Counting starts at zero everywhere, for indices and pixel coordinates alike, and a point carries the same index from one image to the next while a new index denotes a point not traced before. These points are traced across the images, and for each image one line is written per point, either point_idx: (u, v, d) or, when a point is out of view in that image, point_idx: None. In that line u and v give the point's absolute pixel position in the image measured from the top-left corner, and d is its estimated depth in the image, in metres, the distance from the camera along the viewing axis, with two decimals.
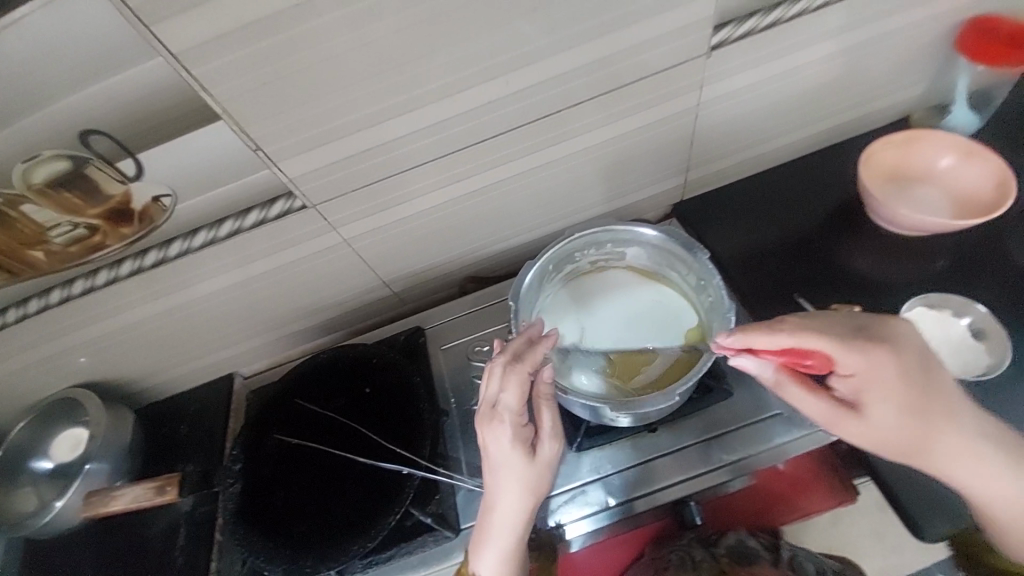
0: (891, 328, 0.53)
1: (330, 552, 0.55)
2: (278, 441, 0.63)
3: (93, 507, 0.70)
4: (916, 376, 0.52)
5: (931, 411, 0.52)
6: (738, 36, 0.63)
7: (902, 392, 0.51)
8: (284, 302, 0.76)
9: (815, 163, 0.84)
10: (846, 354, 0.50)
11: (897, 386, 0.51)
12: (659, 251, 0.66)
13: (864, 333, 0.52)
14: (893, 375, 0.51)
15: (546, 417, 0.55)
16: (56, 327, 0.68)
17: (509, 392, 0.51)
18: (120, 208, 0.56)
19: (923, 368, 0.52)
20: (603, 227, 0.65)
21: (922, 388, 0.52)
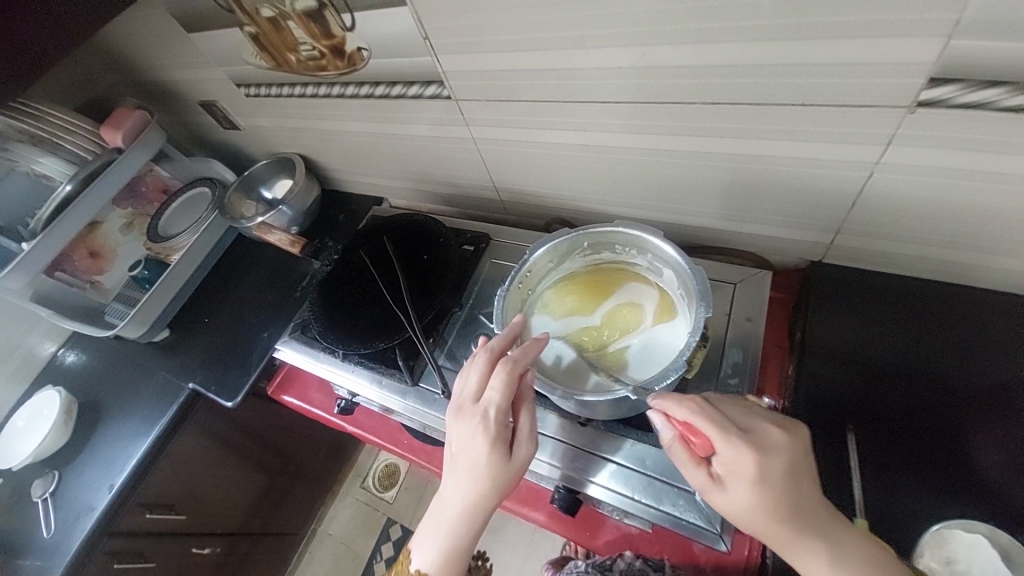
0: (778, 434, 0.49)
1: (339, 339, 0.77)
2: (360, 256, 0.85)
3: (263, 229, 1.04)
4: (793, 487, 0.48)
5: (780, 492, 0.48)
6: (963, 103, 0.47)
7: (777, 497, 0.47)
8: (423, 162, 0.96)
9: (1018, 311, 0.62)
10: (728, 449, 0.49)
11: (771, 495, 0.48)
12: (685, 282, 0.62)
13: (753, 433, 0.49)
14: (769, 474, 0.48)
15: (526, 420, 0.58)
16: (294, 111, 0.98)
17: (493, 387, 0.56)
18: (338, 47, 0.77)
19: (805, 481, 0.48)
20: (646, 232, 0.64)
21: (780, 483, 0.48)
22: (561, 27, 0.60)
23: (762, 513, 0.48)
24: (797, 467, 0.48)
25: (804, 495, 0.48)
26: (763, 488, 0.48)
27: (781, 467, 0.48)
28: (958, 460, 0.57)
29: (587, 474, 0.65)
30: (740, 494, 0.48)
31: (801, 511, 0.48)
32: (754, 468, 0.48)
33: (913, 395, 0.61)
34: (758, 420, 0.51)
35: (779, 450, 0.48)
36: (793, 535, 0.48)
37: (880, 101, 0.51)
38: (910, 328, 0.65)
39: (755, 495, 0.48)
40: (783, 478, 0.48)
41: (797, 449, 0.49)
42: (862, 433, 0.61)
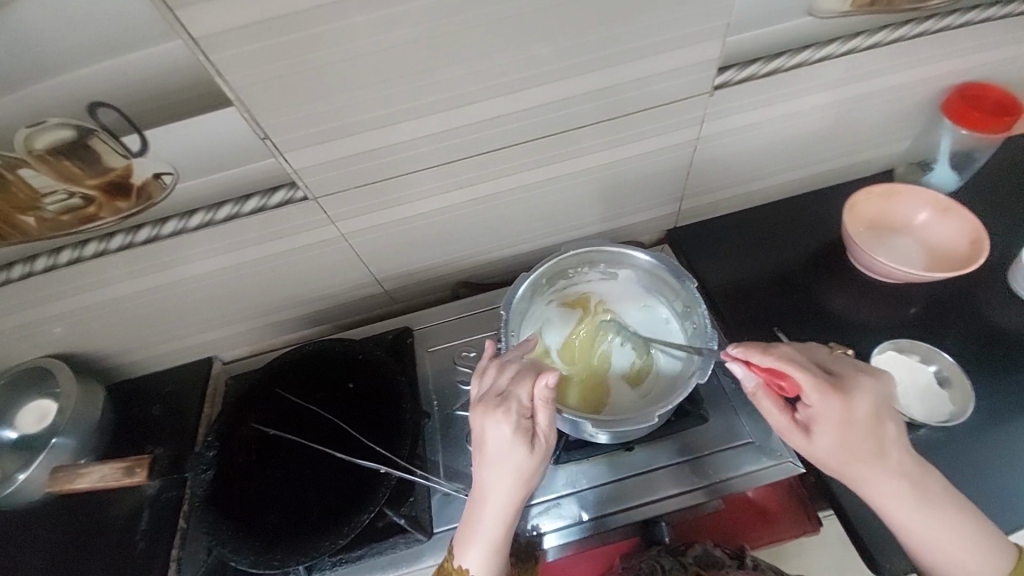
0: (864, 381, 0.53)
1: (303, 546, 0.54)
2: (255, 430, 0.63)
3: (59, 482, 0.69)
4: (880, 428, 0.52)
5: (868, 437, 0.51)
6: (740, 79, 0.67)
7: (860, 441, 0.51)
8: (275, 289, 0.77)
9: (803, 204, 0.88)
10: (818, 398, 0.52)
11: (855, 438, 0.51)
12: (652, 277, 0.67)
13: (838, 378, 0.53)
14: (854, 417, 0.51)
15: (552, 410, 0.53)
16: (41, 293, 0.67)
17: (519, 383, 0.52)
18: (120, 183, 0.56)
19: (890, 423, 0.52)
20: (595, 246, 0.67)
21: (871, 431, 0.52)
22: (432, 92, 0.58)
23: (847, 455, 0.52)
24: (882, 410, 0.53)
25: (890, 436, 0.52)
26: (850, 432, 0.51)
27: (866, 411, 0.52)
28: (842, 314, 0.77)
29: (667, 487, 0.62)
30: (827, 441, 0.52)
31: (884, 446, 0.52)
32: (840, 410, 0.51)
33: (793, 285, 0.80)
34: (847, 368, 0.55)
35: (864, 398, 0.52)
36: (879, 484, 0.52)
37: (692, 90, 0.66)
38: (761, 242, 0.85)
39: (842, 436, 0.51)
40: (869, 421, 0.52)
41: (881, 397, 0.53)
42: (786, 328, 0.77)
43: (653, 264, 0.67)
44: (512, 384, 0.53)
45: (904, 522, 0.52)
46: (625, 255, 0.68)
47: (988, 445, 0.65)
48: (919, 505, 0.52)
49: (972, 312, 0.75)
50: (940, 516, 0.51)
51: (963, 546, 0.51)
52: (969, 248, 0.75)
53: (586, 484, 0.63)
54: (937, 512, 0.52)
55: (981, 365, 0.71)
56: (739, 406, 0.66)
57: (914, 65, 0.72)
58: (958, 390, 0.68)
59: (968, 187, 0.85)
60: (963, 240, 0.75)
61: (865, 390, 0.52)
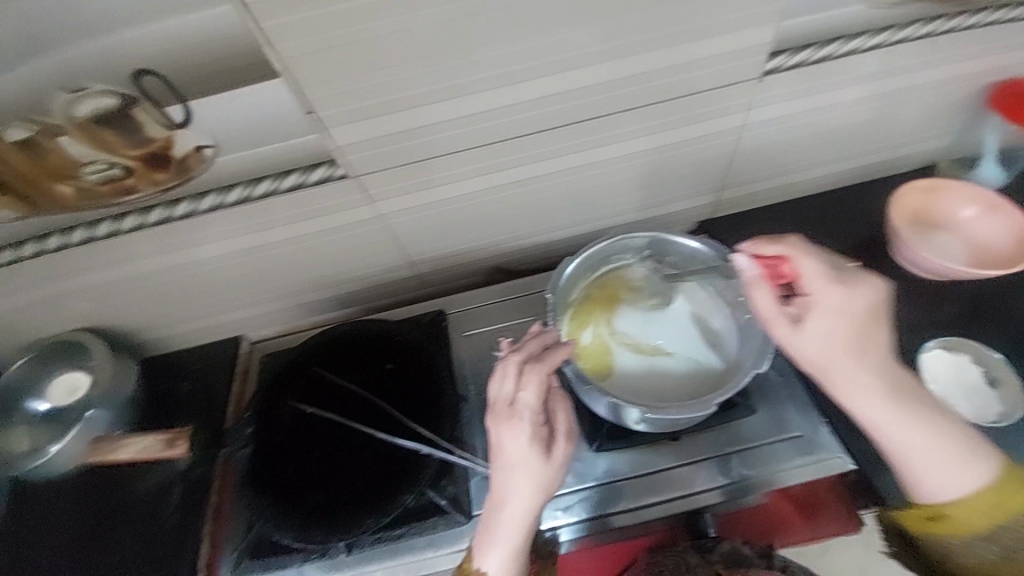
0: (871, 278, 0.54)
1: (345, 524, 0.55)
2: (293, 408, 0.63)
3: (100, 453, 0.72)
4: (874, 329, 0.53)
5: (868, 331, 0.53)
6: (790, 66, 0.65)
7: (852, 336, 0.53)
8: (307, 270, 0.76)
9: (844, 198, 0.86)
10: (820, 281, 0.54)
11: (849, 331, 0.53)
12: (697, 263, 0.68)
13: (850, 274, 0.55)
14: (854, 311, 0.53)
15: (564, 418, 0.54)
16: (74, 266, 0.66)
17: (528, 389, 0.51)
18: (159, 154, 0.54)
19: (880, 321, 0.54)
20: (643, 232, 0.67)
21: (871, 328, 0.54)
22: (485, 67, 0.56)
23: (841, 346, 0.53)
24: (881, 311, 0.54)
25: (876, 333, 0.54)
26: (843, 324, 0.53)
27: (870, 306, 0.53)
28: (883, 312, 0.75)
29: (711, 478, 0.62)
30: (825, 329, 0.53)
31: (871, 352, 0.54)
32: (841, 298, 0.53)
33: None
34: (850, 268, 0.56)
35: (874, 293, 0.54)
36: (870, 391, 0.54)
37: (745, 74, 0.64)
38: (800, 235, 0.84)
39: (835, 325, 0.53)
40: (866, 316, 0.53)
41: (877, 295, 0.54)
42: None
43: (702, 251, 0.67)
44: (517, 391, 0.51)
45: (893, 431, 0.54)
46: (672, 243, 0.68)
47: None
48: (898, 408, 0.54)
49: (1018, 312, 0.74)
50: (924, 424, 0.54)
51: (950, 463, 0.54)
52: (1019, 246, 0.73)
53: (629, 472, 0.63)
54: (917, 420, 0.54)
55: None
56: (785, 401, 0.66)
57: (976, 53, 0.69)
58: (1008, 388, 0.68)
59: (1018, 184, 0.82)
60: (1012, 238, 0.74)
61: (886, 296, 0.54)
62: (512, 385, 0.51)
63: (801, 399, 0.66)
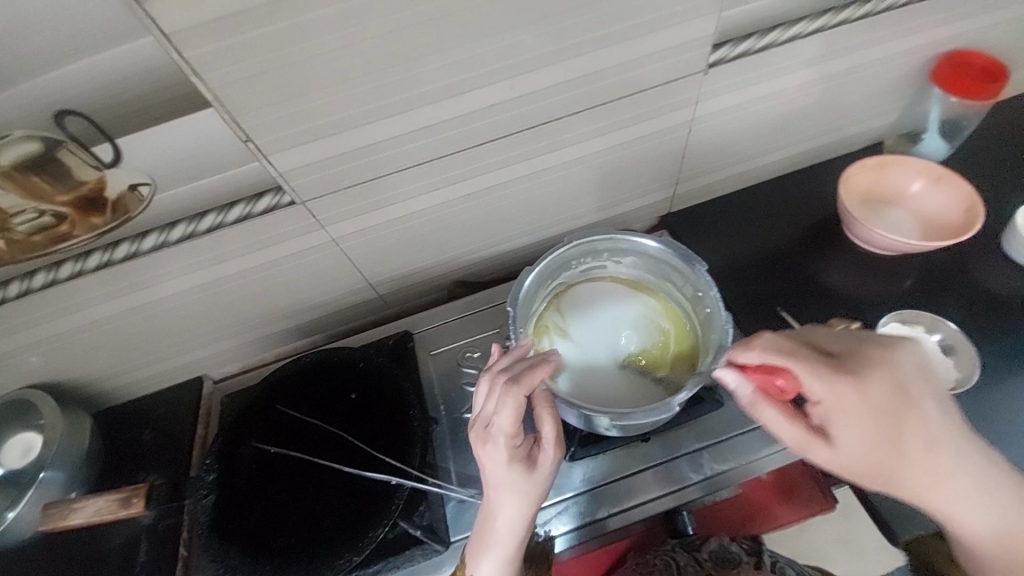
0: (872, 359, 0.49)
1: (317, 565, 0.52)
2: (257, 449, 0.60)
3: (52, 520, 0.66)
4: (901, 410, 0.48)
5: (899, 429, 0.48)
6: (736, 55, 0.66)
7: (888, 432, 0.48)
8: (265, 302, 0.74)
9: (797, 182, 0.88)
10: (822, 390, 0.48)
11: (879, 433, 0.48)
12: (658, 264, 0.67)
13: (844, 363, 0.49)
14: (875, 401, 0.48)
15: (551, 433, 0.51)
16: (14, 320, 0.63)
17: (502, 413, 0.48)
18: (93, 197, 0.53)
19: (910, 404, 0.49)
20: (602, 236, 0.66)
21: (898, 423, 0.48)
22: (423, 82, 0.56)
23: (884, 449, 0.48)
24: (901, 386, 0.49)
25: (912, 422, 0.48)
26: (868, 425, 0.48)
27: (883, 397, 0.48)
28: (843, 291, 0.77)
29: (689, 475, 0.62)
30: (858, 439, 0.48)
31: (908, 428, 0.48)
32: (853, 397, 0.47)
33: (794, 263, 0.80)
34: (844, 347, 0.51)
35: (878, 379, 0.48)
36: (928, 480, 0.49)
37: (683, 70, 0.65)
38: (757, 223, 0.85)
39: (862, 434, 0.48)
40: (888, 409, 0.48)
41: (893, 378, 0.48)
42: (790, 308, 0.76)
43: (661, 250, 0.65)
44: (495, 413, 0.49)
45: (936, 491, 0.50)
46: (631, 243, 0.67)
47: (991, 408, 0.66)
48: (959, 489, 0.50)
49: (969, 278, 0.76)
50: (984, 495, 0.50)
51: (991, 509, 0.50)
52: (963, 216, 0.75)
53: (607, 480, 0.62)
54: (961, 475, 0.50)
55: (982, 329, 0.72)
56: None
57: (904, 33, 0.71)
58: (963, 357, 0.68)
59: (957, 155, 0.85)
60: (955, 208, 0.76)
61: (893, 374, 0.49)
62: (488, 407, 0.49)
63: None
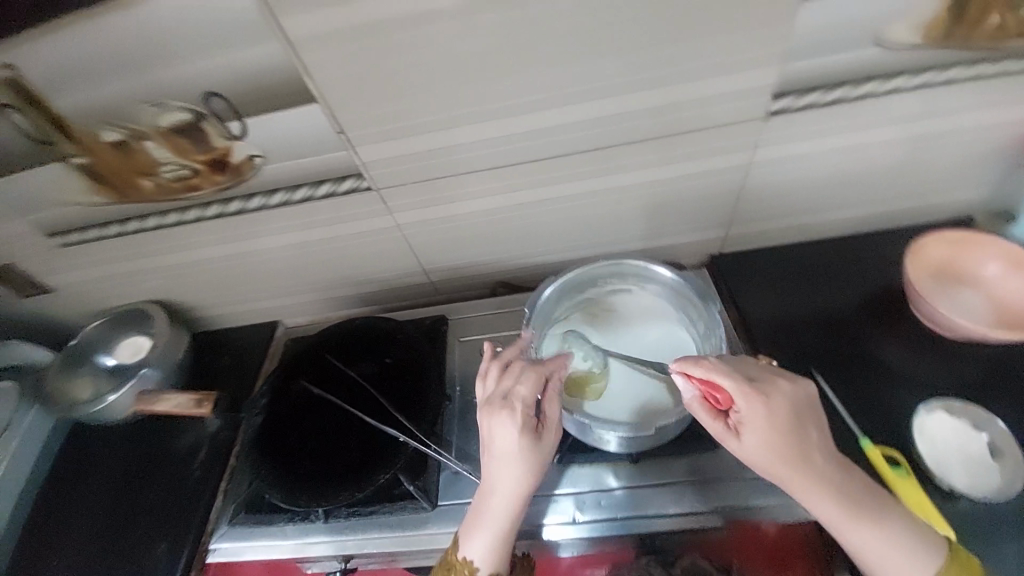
0: (784, 382, 0.56)
1: (326, 492, 0.61)
2: (302, 387, 0.71)
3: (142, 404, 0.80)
4: (801, 434, 0.54)
5: (798, 442, 0.54)
6: (799, 106, 0.65)
7: (787, 440, 0.54)
8: (334, 268, 0.86)
9: (863, 244, 0.84)
10: (741, 397, 0.54)
11: (782, 440, 0.53)
12: (680, 293, 0.69)
13: (764, 380, 0.56)
14: (778, 422, 0.54)
15: (553, 415, 0.57)
16: (148, 248, 0.79)
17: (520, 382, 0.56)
18: (219, 160, 0.66)
19: (809, 425, 0.55)
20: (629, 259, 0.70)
21: (799, 436, 0.54)
22: (491, 100, 0.63)
23: (787, 456, 0.53)
24: (801, 415, 0.55)
25: (809, 440, 0.54)
26: (772, 433, 0.54)
27: (787, 408, 0.54)
28: (891, 364, 0.73)
29: (669, 503, 0.63)
30: (764, 443, 0.54)
31: (807, 455, 0.54)
32: (764, 408, 0.54)
33: (840, 326, 0.77)
34: (769, 371, 0.58)
35: (786, 395, 0.55)
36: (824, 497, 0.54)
37: (746, 115, 0.67)
38: (810, 279, 0.83)
39: (766, 439, 0.54)
40: (791, 421, 0.54)
41: (800, 399, 0.55)
42: (829, 371, 0.73)
43: (681, 284, 0.69)
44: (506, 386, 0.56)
45: (838, 524, 0.54)
46: (655, 273, 0.70)
47: None
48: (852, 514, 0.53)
49: None
50: (878, 520, 0.53)
51: (902, 551, 0.52)
52: None
53: (588, 487, 0.65)
54: (861, 514, 0.53)
55: None
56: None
57: (1006, 104, 0.67)
58: (1011, 461, 0.63)
59: None
60: None
61: (798, 395, 0.55)
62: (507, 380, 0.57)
63: None
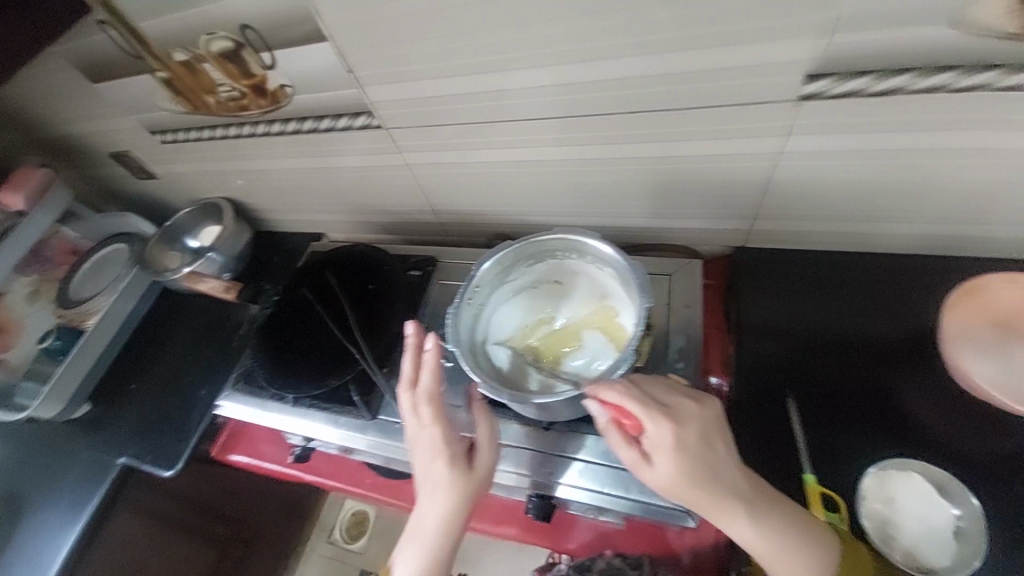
0: (692, 403, 0.55)
1: (294, 382, 0.75)
2: (303, 294, 0.84)
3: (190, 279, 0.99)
4: (711, 453, 0.52)
5: (709, 466, 0.52)
6: (838, 94, 0.55)
7: (699, 465, 0.51)
8: (359, 195, 0.96)
9: (908, 272, 0.72)
10: (649, 419, 0.53)
11: (696, 466, 0.51)
12: (623, 277, 0.68)
13: (671, 406, 0.54)
14: (687, 443, 0.52)
15: (484, 459, 0.60)
16: (218, 154, 0.95)
17: (424, 412, 0.61)
18: (260, 86, 0.76)
19: (720, 445, 0.53)
20: (586, 238, 0.69)
21: (712, 461, 0.52)
22: (478, 52, 0.62)
23: (700, 483, 0.51)
24: (710, 434, 0.53)
25: (720, 459, 0.52)
26: (687, 457, 0.52)
27: (696, 433, 0.53)
28: (889, 412, 0.64)
29: (570, 477, 0.67)
30: (674, 469, 0.51)
31: (717, 477, 0.52)
32: (672, 432, 0.52)
33: (843, 356, 0.69)
34: (677, 396, 0.56)
35: (696, 417, 0.54)
36: (746, 523, 0.51)
37: (766, 95, 0.57)
38: (828, 298, 0.74)
39: (678, 464, 0.51)
40: (701, 444, 0.52)
41: (711, 416, 0.55)
42: (807, 400, 0.67)
43: (630, 272, 0.67)
44: (432, 428, 0.60)
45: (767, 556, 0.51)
46: (612, 256, 0.69)
47: None
48: (772, 540, 0.50)
49: None
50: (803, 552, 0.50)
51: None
52: None
53: (505, 440, 0.71)
54: (787, 540, 0.50)
55: None
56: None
57: None
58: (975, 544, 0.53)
59: None
60: None
61: (710, 418, 0.54)
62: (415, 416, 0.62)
63: None
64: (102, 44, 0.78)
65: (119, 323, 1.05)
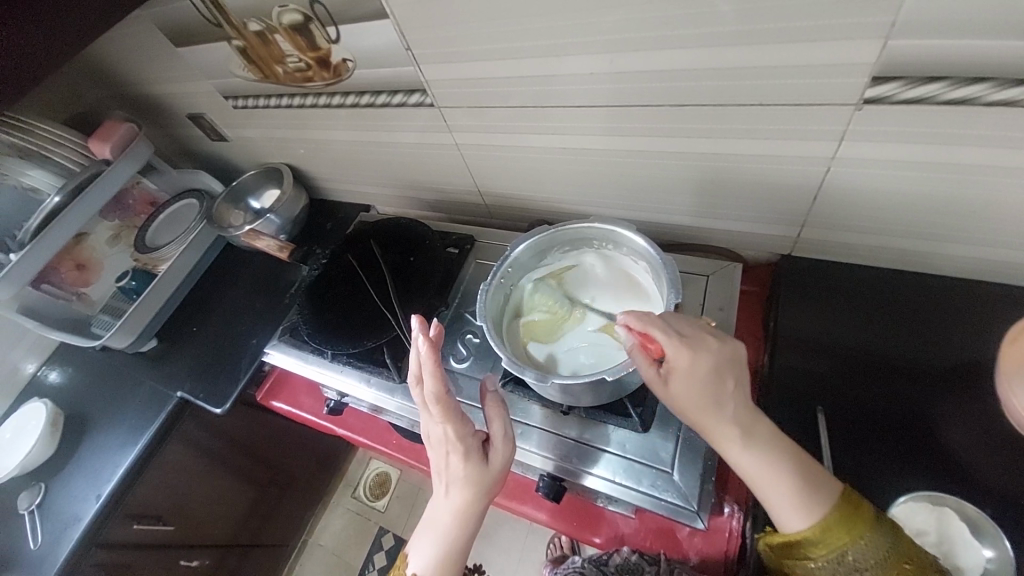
0: (712, 338, 0.54)
1: (332, 339, 0.79)
2: (348, 260, 0.89)
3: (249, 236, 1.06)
4: (721, 385, 0.53)
5: (719, 394, 0.52)
6: (905, 99, 0.51)
7: (708, 393, 0.52)
8: (408, 170, 0.99)
9: (969, 298, 0.67)
10: (667, 344, 0.54)
11: (703, 392, 0.52)
12: (656, 271, 0.67)
13: (691, 336, 0.54)
14: (700, 370, 0.53)
15: (499, 456, 0.61)
16: (282, 121, 1.01)
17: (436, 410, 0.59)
18: (324, 58, 0.80)
19: (732, 380, 0.53)
20: (623, 229, 0.69)
21: (720, 391, 0.52)
22: (531, 36, 0.62)
23: (705, 404, 0.52)
24: (725, 367, 0.53)
25: (729, 391, 0.53)
26: (698, 385, 0.52)
27: (710, 364, 0.53)
28: (929, 442, 0.60)
29: (583, 462, 0.69)
30: (684, 391, 0.53)
31: (723, 406, 0.52)
32: (687, 361, 0.53)
33: (885, 378, 0.65)
34: (699, 330, 0.55)
35: (711, 351, 0.53)
36: (744, 451, 0.52)
37: (830, 97, 0.54)
38: (876, 316, 0.70)
39: (688, 389, 0.52)
40: (715, 376, 0.53)
41: (729, 354, 0.54)
42: (839, 418, 0.64)
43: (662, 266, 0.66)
44: (448, 424, 0.60)
45: (764, 488, 0.52)
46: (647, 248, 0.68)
47: None
48: (767, 474, 0.51)
49: None
50: (800, 499, 0.50)
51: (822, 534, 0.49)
52: None
53: (523, 419, 0.73)
54: (787, 475, 0.51)
55: None
56: (682, 437, 0.67)
57: None
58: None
59: None
60: None
61: (728, 351, 0.54)
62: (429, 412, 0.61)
63: (705, 447, 0.65)
64: (186, 11, 0.83)
65: (186, 270, 1.15)
